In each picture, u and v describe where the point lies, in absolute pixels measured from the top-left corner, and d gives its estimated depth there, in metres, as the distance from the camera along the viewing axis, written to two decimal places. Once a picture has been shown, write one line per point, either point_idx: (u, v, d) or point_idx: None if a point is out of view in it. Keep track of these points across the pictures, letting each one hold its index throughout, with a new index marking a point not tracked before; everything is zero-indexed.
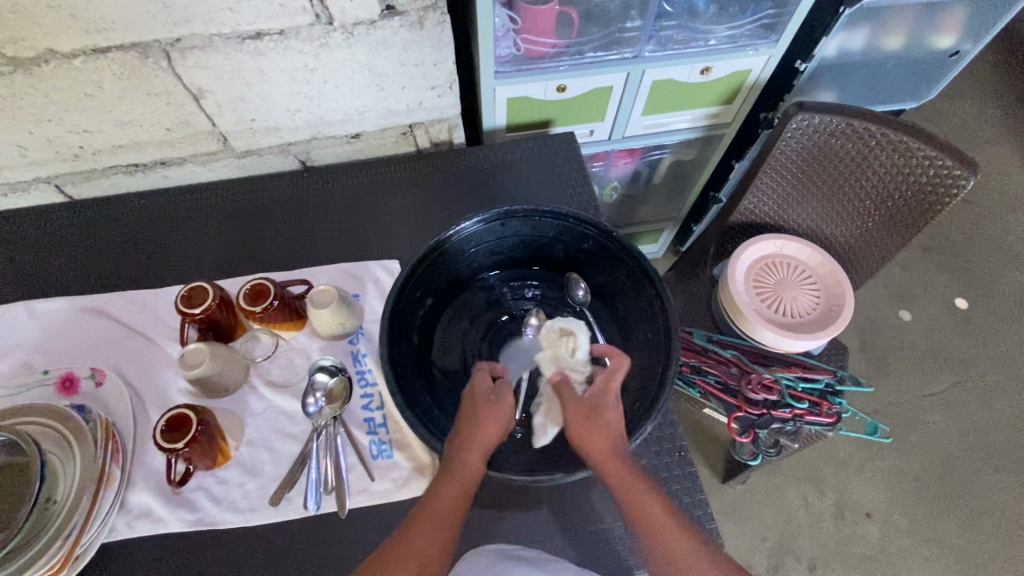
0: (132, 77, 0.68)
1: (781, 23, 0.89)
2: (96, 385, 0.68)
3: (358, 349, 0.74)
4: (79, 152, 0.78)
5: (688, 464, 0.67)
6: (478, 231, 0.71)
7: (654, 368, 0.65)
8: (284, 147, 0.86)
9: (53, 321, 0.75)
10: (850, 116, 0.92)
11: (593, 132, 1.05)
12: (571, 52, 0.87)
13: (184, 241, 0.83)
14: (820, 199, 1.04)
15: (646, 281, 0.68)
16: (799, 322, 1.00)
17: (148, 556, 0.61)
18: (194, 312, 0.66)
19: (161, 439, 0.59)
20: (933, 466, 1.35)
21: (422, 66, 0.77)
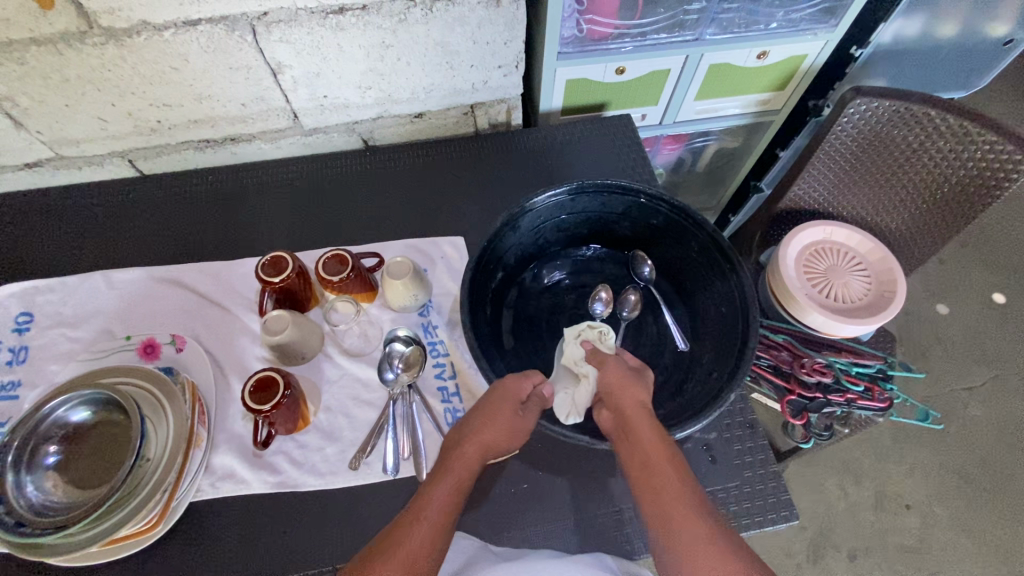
0: (216, 51, 0.70)
1: (841, 8, 0.88)
2: (177, 351, 0.70)
3: (428, 321, 0.75)
4: (156, 126, 0.80)
5: (759, 438, 0.68)
6: (551, 206, 0.72)
7: (730, 341, 0.65)
8: (350, 126, 0.88)
9: (129, 289, 0.77)
10: (909, 101, 0.91)
11: (645, 116, 1.06)
12: (634, 34, 0.87)
13: (253, 216, 0.85)
14: (874, 185, 1.04)
15: (720, 256, 0.68)
16: (851, 307, 1.00)
17: (233, 516, 0.63)
18: (275, 281, 0.68)
19: (250, 401, 0.61)
20: (974, 459, 1.34)
21: (493, 44, 0.78)
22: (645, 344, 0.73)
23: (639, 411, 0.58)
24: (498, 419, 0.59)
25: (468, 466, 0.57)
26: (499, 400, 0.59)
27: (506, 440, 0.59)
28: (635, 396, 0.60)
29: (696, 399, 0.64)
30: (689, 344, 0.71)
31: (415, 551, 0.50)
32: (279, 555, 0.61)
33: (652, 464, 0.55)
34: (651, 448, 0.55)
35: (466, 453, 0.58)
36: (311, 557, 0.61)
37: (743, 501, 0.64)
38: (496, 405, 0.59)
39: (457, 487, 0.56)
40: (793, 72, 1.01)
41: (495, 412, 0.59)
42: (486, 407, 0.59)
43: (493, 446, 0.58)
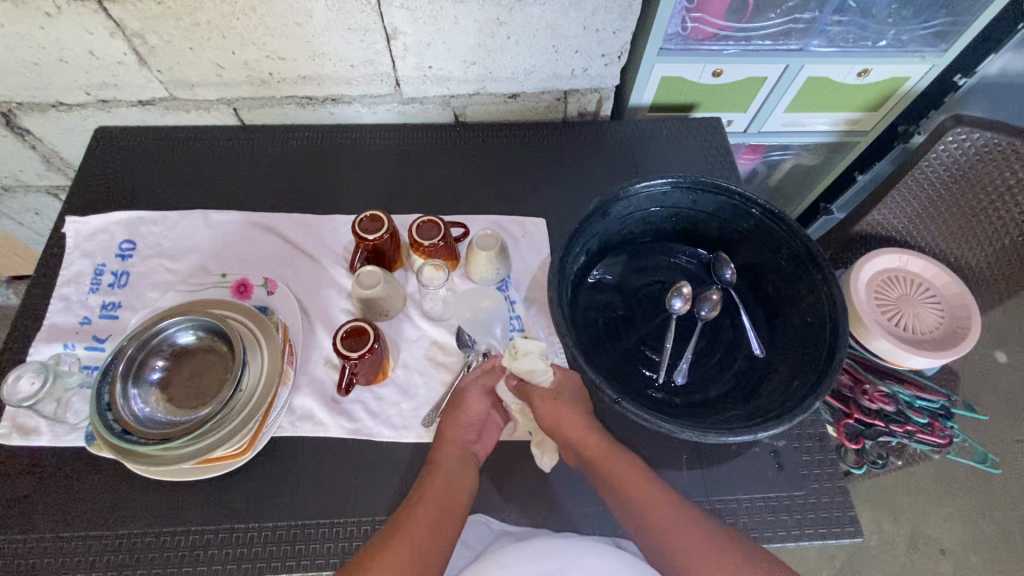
0: (341, 11, 0.72)
1: (956, 31, 0.87)
2: (268, 293, 0.73)
3: (506, 295, 0.76)
4: (267, 78, 0.83)
5: (829, 451, 0.68)
6: (644, 197, 0.72)
7: (815, 352, 0.65)
8: (445, 99, 0.89)
9: (226, 230, 0.80)
10: (1014, 136, 0.89)
11: (731, 123, 1.05)
12: (739, 37, 0.87)
13: (344, 175, 0.87)
14: (958, 218, 1.01)
15: (811, 266, 0.68)
16: (920, 340, 0.98)
17: (309, 453, 0.66)
18: (369, 238, 0.70)
19: (341, 347, 0.63)
20: (1017, 512, 1.31)
21: (601, 32, 0.78)
22: (720, 345, 0.73)
23: (602, 446, 0.62)
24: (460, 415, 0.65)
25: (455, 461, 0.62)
26: (464, 399, 0.66)
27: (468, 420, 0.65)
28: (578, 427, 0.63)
29: (776, 403, 0.64)
30: (764, 350, 0.71)
31: (419, 542, 0.56)
32: (351, 497, 0.64)
33: (643, 495, 0.59)
34: (637, 482, 0.59)
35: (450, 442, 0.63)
36: (380, 504, 0.63)
37: (807, 511, 0.64)
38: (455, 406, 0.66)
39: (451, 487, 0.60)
40: (891, 93, 0.99)
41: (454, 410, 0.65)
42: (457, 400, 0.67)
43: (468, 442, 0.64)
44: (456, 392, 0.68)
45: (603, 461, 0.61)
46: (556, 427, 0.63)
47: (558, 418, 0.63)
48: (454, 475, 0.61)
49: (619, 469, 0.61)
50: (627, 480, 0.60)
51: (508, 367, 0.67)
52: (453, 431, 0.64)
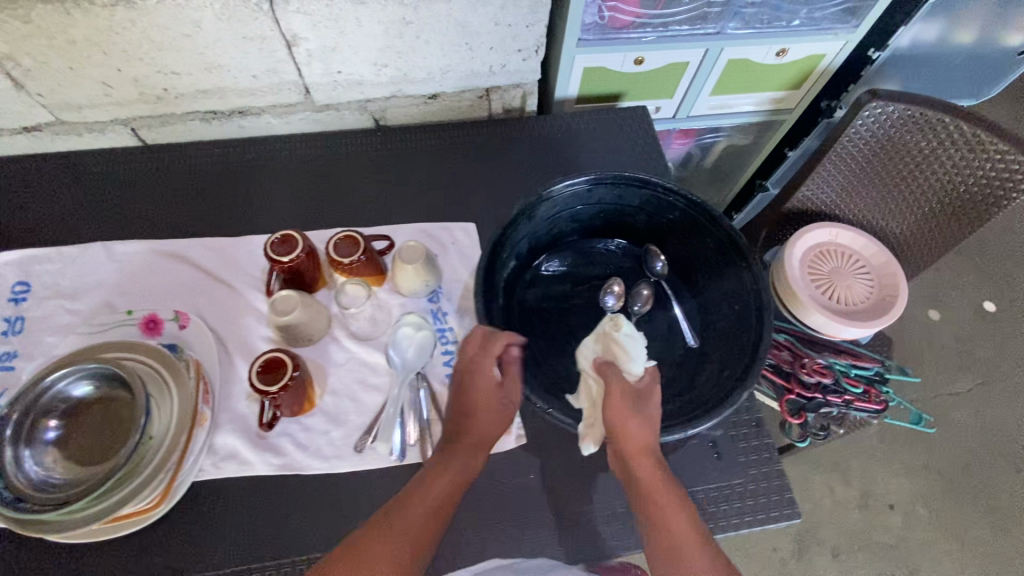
0: (231, 19, 0.67)
1: (864, 7, 0.88)
2: (180, 328, 0.69)
3: (438, 307, 0.73)
4: (162, 95, 0.77)
5: (765, 437, 0.68)
6: (568, 196, 0.71)
7: (743, 340, 0.65)
8: (362, 104, 0.85)
9: (131, 262, 0.75)
10: (923, 106, 0.92)
11: (659, 109, 1.05)
12: (656, 24, 0.86)
13: (259, 193, 0.82)
14: (881, 190, 1.04)
15: (735, 254, 0.68)
16: (853, 310, 1.01)
17: (235, 495, 0.62)
18: (284, 260, 0.67)
19: (258, 382, 0.60)
20: (957, 462, 1.37)
21: (515, 27, 0.76)
22: (655, 339, 0.72)
23: (654, 471, 0.59)
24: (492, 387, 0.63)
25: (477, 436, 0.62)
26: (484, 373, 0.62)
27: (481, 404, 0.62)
28: (645, 438, 0.59)
29: (707, 395, 0.64)
30: (697, 340, 0.71)
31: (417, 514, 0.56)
32: (284, 536, 0.61)
33: (672, 517, 0.58)
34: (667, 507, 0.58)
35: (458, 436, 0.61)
36: (314, 540, 0.61)
37: (747, 498, 0.65)
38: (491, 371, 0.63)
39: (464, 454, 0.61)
40: (810, 71, 1.00)
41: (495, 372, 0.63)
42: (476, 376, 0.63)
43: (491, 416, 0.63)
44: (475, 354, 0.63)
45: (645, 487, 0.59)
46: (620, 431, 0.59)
47: (629, 426, 0.59)
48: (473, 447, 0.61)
49: (663, 501, 0.58)
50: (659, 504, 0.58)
51: (611, 338, 0.65)
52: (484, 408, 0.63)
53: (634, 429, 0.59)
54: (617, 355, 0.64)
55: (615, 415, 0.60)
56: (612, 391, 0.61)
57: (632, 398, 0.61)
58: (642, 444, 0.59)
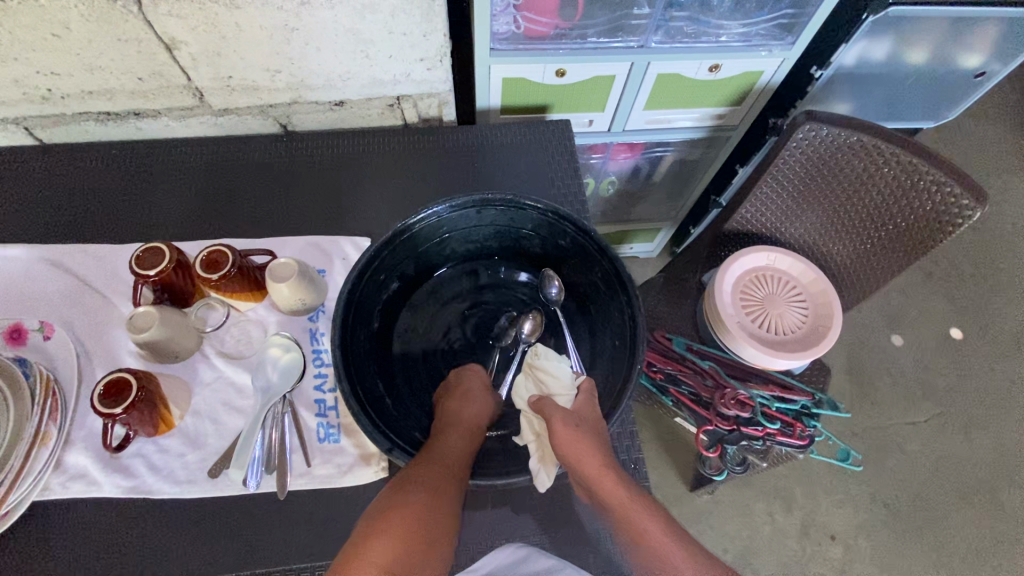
0: (101, 20, 0.64)
1: (798, 25, 0.84)
2: (44, 339, 0.66)
3: (316, 327, 0.71)
4: (47, 95, 0.74)
5: (642, 478, 0.65)
6: (451, 218, 0.68)
7: (618, 378, 0.63)
8: (263, 108, 0.82)
9: (9, 268, 0.72)
10: (860, 130, 0.87)
11: (592, 122, 1.01)
12: (573, 35, 0.82)
13: (153, 199, 0.80)
14: (821, 214, 0.99)
15: (619, 286, 0.65)
16: (783, 340, 0.97)
17: (79, 517, 0.60)
18: (149, 274, 0.64)
19: (99, 404, 0.58)
20: (905, 494, 1.33)
21: (411, 36, 0.72)
22: None
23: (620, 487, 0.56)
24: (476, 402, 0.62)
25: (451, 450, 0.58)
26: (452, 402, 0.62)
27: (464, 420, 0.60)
28: (595, 460, 0.56)
29: None
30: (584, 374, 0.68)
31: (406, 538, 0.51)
32: (124, 563, 0.59)
33: (650, 528, 0.55)
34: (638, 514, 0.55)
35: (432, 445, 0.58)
36: (155, 568, 0.59)
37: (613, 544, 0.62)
38: (468, 392, 0.63)
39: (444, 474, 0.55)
40: (749, 88, 0.96)
41: (466, 392, 0.63)
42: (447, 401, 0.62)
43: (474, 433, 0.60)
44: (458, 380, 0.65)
45: (617, 505, 0.56)
46: (571, 457, 0.56)
47: (578, 450, 0.56)
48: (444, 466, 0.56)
49: (637, 511, 0.56)
50: (631, 515, 0.55)
51: (536, 369, 0.64)
52: (459, 420, 0.60)
53: (586, 453, 0.56)
54: (546, 382, 0.63)
55: (574, 441, 0.56)
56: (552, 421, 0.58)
57: (576, 422, 0.58)
58: (596, 467, 0.56)
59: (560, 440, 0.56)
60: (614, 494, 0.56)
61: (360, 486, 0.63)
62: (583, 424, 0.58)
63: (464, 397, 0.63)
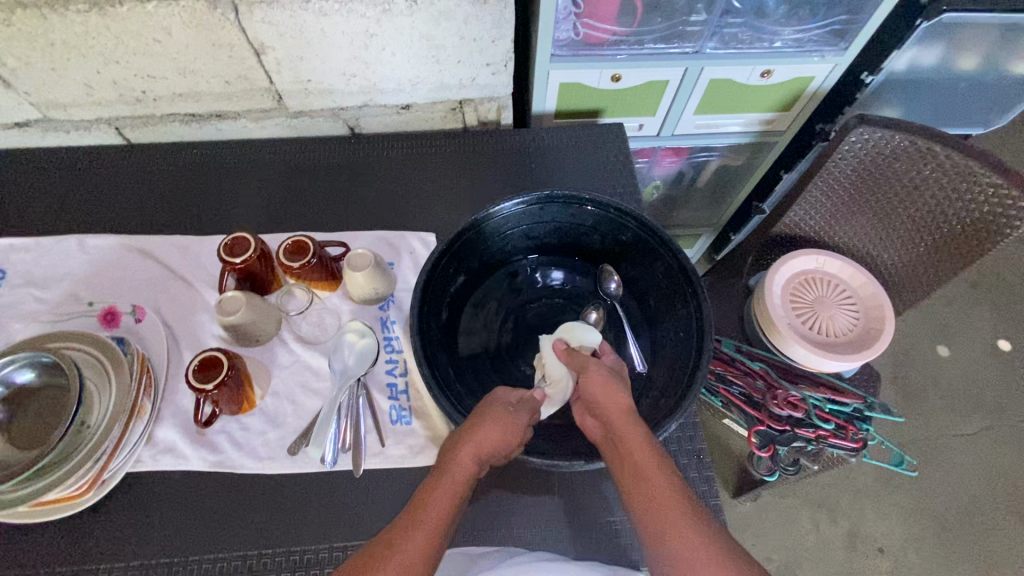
0: (199, 27, 0.69)
1: (852, 31, 0.85)
2: (136, 321, 0.71)
3: (387, 315, 0.74)
4: (141, 96, 0.80)
5: (706, 468, 0.66)
6: (517, 213, 0.71)
7: (683, 368, 0.64)
8: (335, 111, 0.87)
9: (101, 256, 0.77)
10: (915, 134, 0.86)
11: (642, 127, 1.04)
12: (631, 41, 0.85)
13: (231, 195, 0.85)
14: (872, 216, 0.99)
15: (682, 279, 0.66)
16: (834, 342, 0.97)
17: (167, 488, 0.64)
18: (235, 262, 0.68)
19: (194, 379, 0.61)
20: (955, 506, 1.30)
21: (480, 41, 0.76)
22: None
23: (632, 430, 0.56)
24: (500, 418, 0.57)
25: (461, 470, 0.55)
26: (481, 418, 0.57)
27: (500, 446, 0.56)
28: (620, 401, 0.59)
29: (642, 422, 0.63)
30: (646, 365, 0.69)
31: (409, 553, 0.49)
32: (210, 533, 0.62)
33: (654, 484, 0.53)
34: (655, 478, 0.53)
35: (460, 463, 0.55)
36: (238, 540, 0.62)
37: None
38: (490, 408, 0.58)
39: (452, 494, 0.54)
40: (799, 93, 0.98)
41: (488, 407, 0.58)
42: (478, 426, 0.56)
43: (488, 451, 0.55)
44: (495, 397, 0.60)
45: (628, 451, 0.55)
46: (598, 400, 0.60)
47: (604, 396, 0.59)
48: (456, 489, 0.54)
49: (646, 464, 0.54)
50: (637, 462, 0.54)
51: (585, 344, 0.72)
52: (482, 433, 0.55)
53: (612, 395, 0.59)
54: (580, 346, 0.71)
55: (606, 387, 0.60)
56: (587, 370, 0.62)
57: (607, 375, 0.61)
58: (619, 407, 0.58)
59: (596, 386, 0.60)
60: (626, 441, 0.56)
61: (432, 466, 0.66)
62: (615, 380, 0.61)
63: (489, 407, 0.58)
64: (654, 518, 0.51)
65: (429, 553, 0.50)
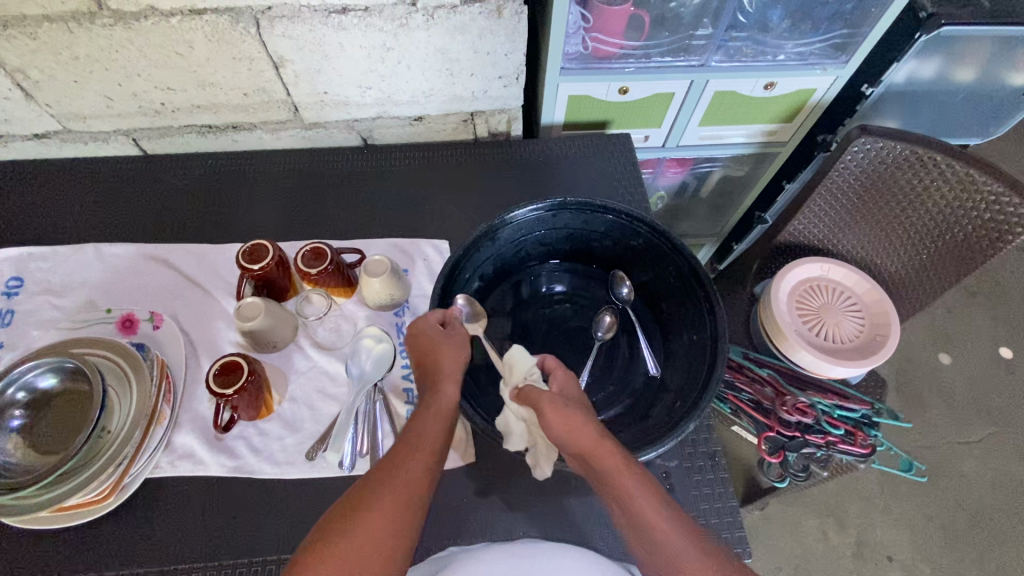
0: (221, 41, 0.71)
1: (853, 44, 0.88)
2: (153, 328, 0.71)
3: (402, 321, 0.75)
4: (160, 108, 0.82)
5: (721, 470, 0.67)
6: (532, 220, 0.72)
7: (699, 370, 0.65)
8: (350, 123, 0.89)
9: (118, 264, 0.78)
10: (914, 143, 0.89)
11: (648, 138, 1.06)
12: (640, 55, 0.87)
13: (245, 204, 0.86)
14: (875, 225, 1.01)
15: (695, 283, 0.68)
16: (841, 348, 0.98)
17: (185, 494, 0.64)
18: (253, 269, 0.69)
19: (213, 384, 0.62)
20: (962, 514, 1.30)
21: (493, 55, 0.78)
22: (616, 366, 0.73)
23: (609, 453, 0.54)
24: (452, 346, 0.61)
25: (445, 399, 0.58)
26: (445, 358, 0.60)
27: (461, 360, 0.61)
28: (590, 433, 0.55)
29: (659, 423, 0.63)
30: (660, 369, 0.70)
31: (396, 492, 0.51)
32: (228, 539, 0.62)
33: (637, 497, 0.53)
34: (638, 495, 0.53)
35: (440, 395, 0.58)
36: (256, 545, 0.62)
37: None
38: (442, 339, 0.61)
39: (439, 422, 0.56)
40: (801, 104, 1.00)
41: (437, 339, 0.61)
42: (441, 354, 0.60)
43: (456, 372, 0.59)
44: (428, 340, 0.61)
45: (604, 475, 0.54)
46: (567, 434, 0.56)
47: (569, 427, 0.55)
48: (440, 422, 0.56)
49: (627, 483, 0.53)
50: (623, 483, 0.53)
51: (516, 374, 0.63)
52: (446, 358, 0.60)
53: (580, 430, 0.55)
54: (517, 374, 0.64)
55: (568, 421, 0.56)
56: (543, 406, 0.57)
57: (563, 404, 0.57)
58: (591, 439, 0.55)
59: (553, 423, 0.56)
60: (598, 458, 0.54)
61: (451, 470, 0.67)
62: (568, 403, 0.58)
63: (445, 338, 0.61)
64: (643, 529, 0.52)
65: (418, 491, 0.52)
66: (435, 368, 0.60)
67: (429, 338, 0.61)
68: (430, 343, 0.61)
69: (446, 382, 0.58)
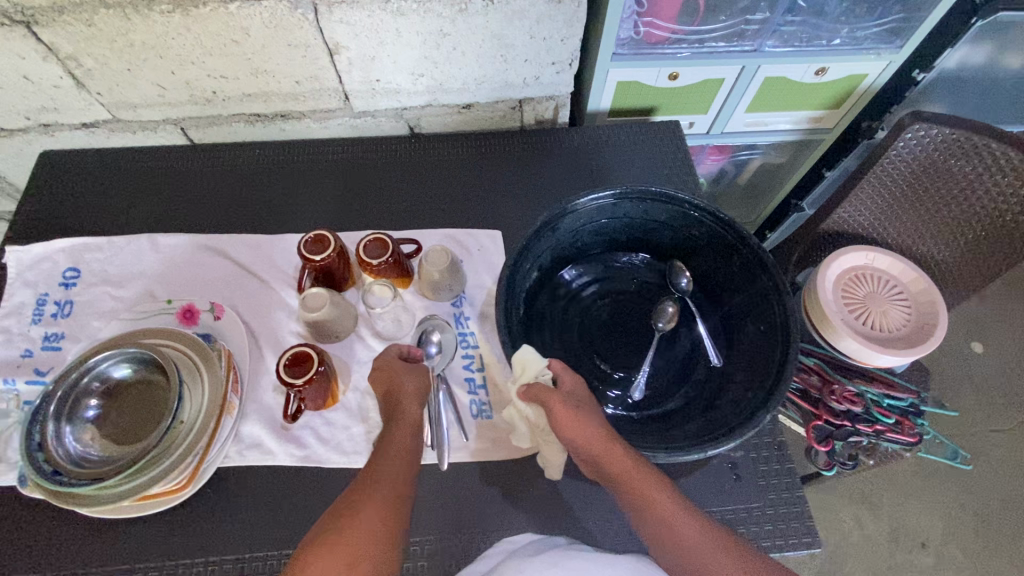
0: (278, 27, 0.70)
1: (909, 28, 0.86)
2: (215, 318, 0.71)
3: (461, 311, 0.75)
4: (211, 97, 0.81)
5: (786, 460, 0.68)
6: (593, 208, 0.71)
7: (768, 360, 0.64)
8: (398, 111, 0.88)
9: (174, 254, 0.78)
10: (968, 129, 0.87)
11: (693, 124, 1.05)
12: (692, 39, 0.86)
13: (295, 193, 0.86)
14: (924, 212, 1.00)
15: (761, 273, 0.67)
16: (888, 337, 0.96)
17: (256, 483, 0.64)
18: (316, 259, 0.68)
19: (285, 374, 0.62)
20: (996, 502, 1.30)
21: (549, 41, 0.77)
22: (676, 356, 0.72)
23: (614, 448, 0.56)
24: (410, 370, 0.62)
25: (407, 421, 0.58)
26: (406, 378, 0.61)
27: (420, 388, 0.62)
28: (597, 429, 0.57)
29: (729, 414, 0.63)
30: (722, 359, 0.70)
31: (375, 515, 0.50)
32: (301, 527, 0.62)
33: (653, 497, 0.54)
34: (653, 491, 0.54)
35: (402, 418, 0.58)
36: None
37: (765, 523, 0.64)
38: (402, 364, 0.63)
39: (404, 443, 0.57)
40: (850, 90, 0.99)
41: (397, 365, 0.62)
42: (399, 377, 0.61)
43: (416, 395, 0.61)
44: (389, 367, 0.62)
45: (617, 474, 0.55)
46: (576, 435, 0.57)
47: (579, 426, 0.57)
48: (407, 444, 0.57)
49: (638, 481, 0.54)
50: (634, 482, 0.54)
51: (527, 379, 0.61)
52: (406, 384, 0.61)
53: (585, 427, 0.57)
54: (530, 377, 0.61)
55: (576, 420, 0.57)
56: (552, 404, 0.59)
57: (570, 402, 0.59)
58: (599, 435, 0.56)
59: (566, 426, 0.57)
60: (610, 457, 0.56)
61: (517, 459, 0.67)
62: (579, 403, 0.59)
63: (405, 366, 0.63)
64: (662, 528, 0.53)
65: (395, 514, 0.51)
66: (396, 396, 0.60)
67: (390, 366, 0.62)
68: (391, 371, 0.61)
69: (409, 404, 0.59)
